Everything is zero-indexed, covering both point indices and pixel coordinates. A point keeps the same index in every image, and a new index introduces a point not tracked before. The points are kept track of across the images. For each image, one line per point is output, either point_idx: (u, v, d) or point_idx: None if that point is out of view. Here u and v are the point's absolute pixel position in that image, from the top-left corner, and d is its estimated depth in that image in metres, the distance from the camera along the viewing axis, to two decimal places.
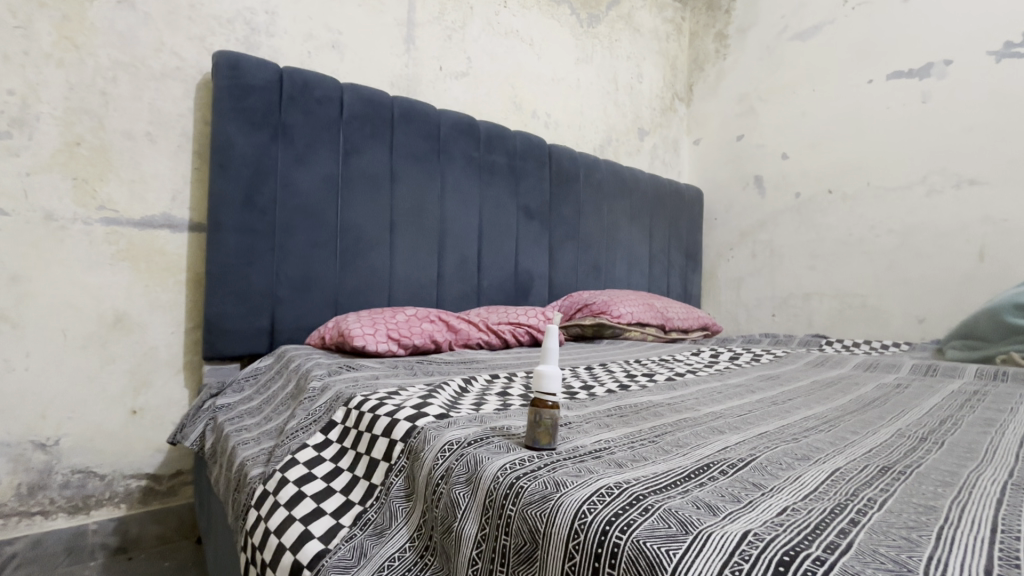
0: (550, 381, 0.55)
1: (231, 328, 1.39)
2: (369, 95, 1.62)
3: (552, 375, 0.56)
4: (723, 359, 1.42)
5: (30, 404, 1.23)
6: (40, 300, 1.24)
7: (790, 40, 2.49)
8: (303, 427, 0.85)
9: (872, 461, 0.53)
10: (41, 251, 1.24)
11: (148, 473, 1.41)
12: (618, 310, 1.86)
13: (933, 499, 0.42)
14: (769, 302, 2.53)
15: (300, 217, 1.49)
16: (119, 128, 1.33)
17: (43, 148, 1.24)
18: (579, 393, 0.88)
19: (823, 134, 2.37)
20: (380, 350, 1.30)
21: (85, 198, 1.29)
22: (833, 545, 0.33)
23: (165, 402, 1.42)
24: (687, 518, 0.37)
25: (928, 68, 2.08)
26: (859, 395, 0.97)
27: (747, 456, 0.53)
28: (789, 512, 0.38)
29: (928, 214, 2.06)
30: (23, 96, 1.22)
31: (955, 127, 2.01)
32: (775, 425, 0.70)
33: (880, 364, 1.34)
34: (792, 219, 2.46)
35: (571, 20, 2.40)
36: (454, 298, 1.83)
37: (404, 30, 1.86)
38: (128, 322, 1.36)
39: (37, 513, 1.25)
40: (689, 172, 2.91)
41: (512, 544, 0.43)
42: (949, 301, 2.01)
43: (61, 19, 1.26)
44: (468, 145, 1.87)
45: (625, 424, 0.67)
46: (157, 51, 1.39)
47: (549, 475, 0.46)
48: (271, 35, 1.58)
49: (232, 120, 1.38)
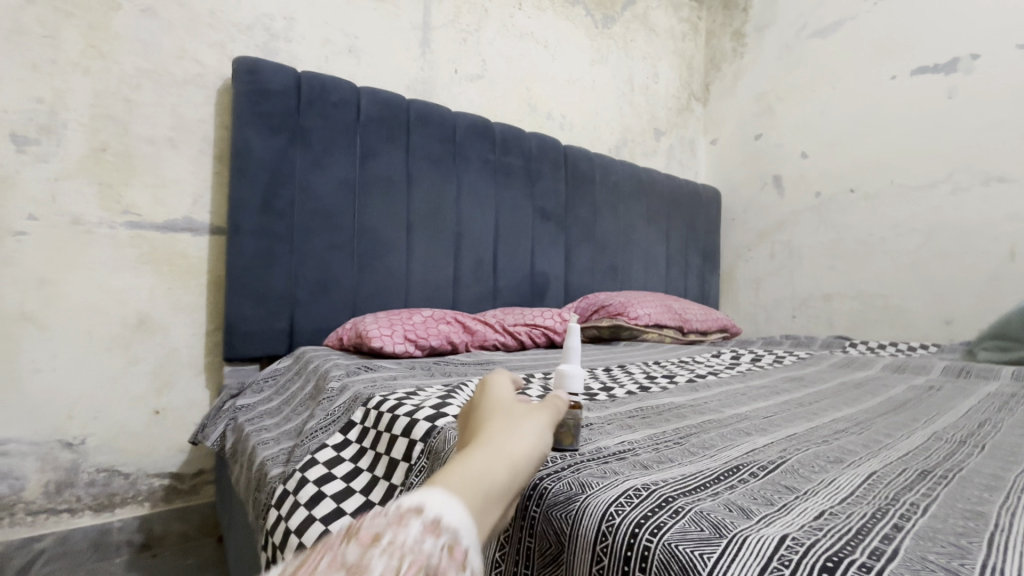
0: (569, 377, 0.55)
1: (252, 329, 1.41)
2: (385, 99, 1.63)
3: (569, 373, 0.55)
4: (744, 360, 1.39)
5: (58, 404, 1.26)
6: (67, 302, 1.27)
7: (808, 38, 2.45)
8: (323, 427, 0.85)
9: (911, 464, 0.51)
10: (69, 254, 1.27)
11: (171, 472, 1.43)
12: (635, 311, 1.84)
13: (980, 504, 0.40)
14: (788, 303, 2.48)
15: (319, 220, 1.51)
16: (142, 134, 1.36)
17: (69, 154, 1.27)
18: (599, 394, 0.87)
19: (844, 132, 2.32)
20: (398, 351, 1.30)
21: (110, 203, 1.32)
22: (878, 551, 0.31)
23: (188, 402, 1.44)
24: (719, 521, 0.36)
25: (954, 63, 2.02)
26: (888, 396, 0.94)
27: (778, 457, 0.52)
28: (827, 516, 0.37)
29: (954, 212, 2.00)
30: (51, 104, 1.25)
31: (981, 123, 1.95)
32: (803, 427, 0.68)
33: (909, 366, 1.30)
34: (812, 219, 2.41)
35: (586, 21, 2.39)
36: (471, 299, 1.82)
37: (420, 34, 1.87)
38: (151, 324, 1.38)
39: (64, 510, 1.28)
40: (705, 173, 2.88)
41: (536, 546, 0.42)
42: (977, 301, 1.95)
43: (86, 27, 1.29)
44: (484, 147, 1.87)
45: (647, 425, 0.66)
46: (178, 58, 1.41)
47: (573, 477, 0.45)
48: (289, 41, 1.60)
49: (252, 125, 1.40)
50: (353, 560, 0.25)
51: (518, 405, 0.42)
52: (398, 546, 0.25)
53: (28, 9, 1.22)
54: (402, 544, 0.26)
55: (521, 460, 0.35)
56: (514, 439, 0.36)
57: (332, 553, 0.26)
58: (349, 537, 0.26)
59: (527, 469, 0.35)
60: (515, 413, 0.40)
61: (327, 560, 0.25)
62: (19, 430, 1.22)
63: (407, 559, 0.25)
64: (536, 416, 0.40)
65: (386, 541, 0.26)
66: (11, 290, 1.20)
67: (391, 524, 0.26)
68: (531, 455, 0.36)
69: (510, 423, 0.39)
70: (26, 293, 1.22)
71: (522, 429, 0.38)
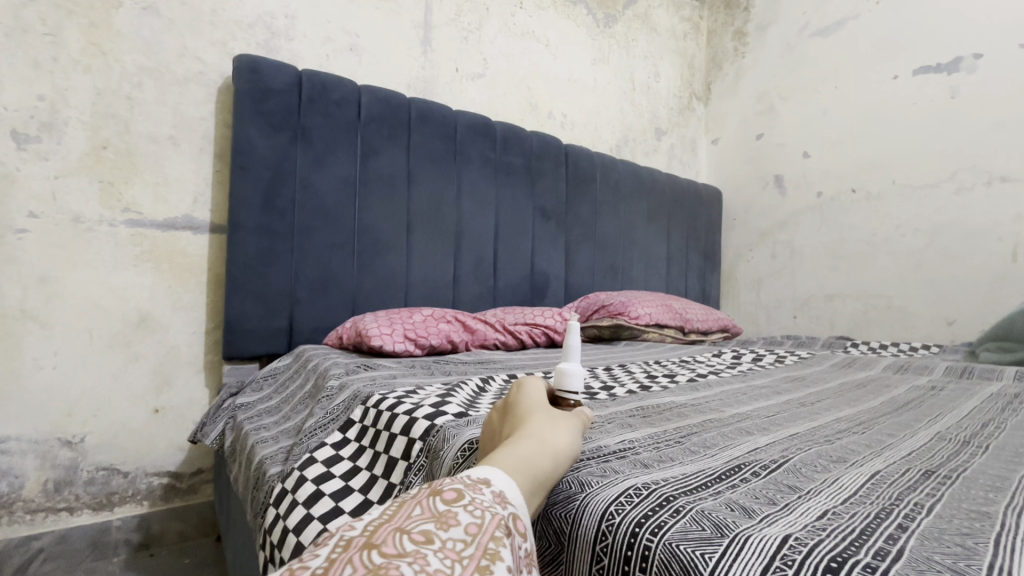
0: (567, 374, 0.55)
1: (251, 328, 1.40)
2: (386, 97, 1.63)
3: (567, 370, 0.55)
4: (745, 360, 1.39)
5: (57, 402, 1.26)
6: (67, 300, 1.26)
7: (811, 37, 2.44)
8: (322, 426, 0.85)
9: (914, 464, 0.51)
10: (69, 252, 1.27)
11: (170, 471, 1.42)
12: (636, 311, 1.83)
13: (986, 505, 0.39)
14: (789, 303, 2.47)
15: (320, 218, 1.50)
16: (144, 132, 1.36)
17: (70, 152, 1.27)
18: (599, 394, 0.87)
19: (847, 132, 2.31)
20: (398, 350, 1.30)
21: (110, 200, 1.31)
22: (882, 551, 0.31)
23: (187, 401, 1.44)
24: (721, 521, 0.35)
25: (958, 62, 2.01)
26: (891, 397, 0.93)
27: (780, 457, 0.51)
28: (830, 516, 0.36)
29: (957, 212, 1.99)
30: (52, 101, 1.25)
31: (985, 123, 1.94)
32: (805, 426, 0.68)
33: (912, 366, 1.29)
34: (814, 219, 2.40)
35: (588, 20, 2.38)
36: (471, 298, 1.82)
37: (421, 32, 1.86)
38: (151, 322, 1.37)
39: (64, 508, 1.27)
40: (706, 172, 2.87)
41: (535, 546, 0.41)
42: (980, 302, 1.94)
43: (88, 25, 1.28)
44: (485, 146, 1.86)
45: (648, 424, 0.66)
46: (180, 56, 1.41)
47: (573, 475, 0.44)
48: (290, 39, 1.60)
49: (253, 123, 1.39)
50: (443, 509, 0.32)
51: (554, 408, 0.50)
52: (478, 503, 0.33)
53: (29, 6, 1.22)
54: (480, 503, 0.33)
55: (559, 455, 0.43)
56: (551, 437, 0.44)
57: (424, 502, 0.32)
58: (435, 492, 0.33)
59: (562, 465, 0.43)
60: (553, 414, 0.48)
61: (421, 507, 0.32)
62: (19, 428, 1.21)
63: (485, 513, 0.32)
64: (569, 420, 0.48)
65: (469, 498, 0.33)
66: (11, 288, 1.20)
67: (471, 489, 0.34)
68: (566, 454, 0.44)
69: (550, 421, 0.47)
70: (26, 290, 1.22)
71: (558, 430, 0.46)
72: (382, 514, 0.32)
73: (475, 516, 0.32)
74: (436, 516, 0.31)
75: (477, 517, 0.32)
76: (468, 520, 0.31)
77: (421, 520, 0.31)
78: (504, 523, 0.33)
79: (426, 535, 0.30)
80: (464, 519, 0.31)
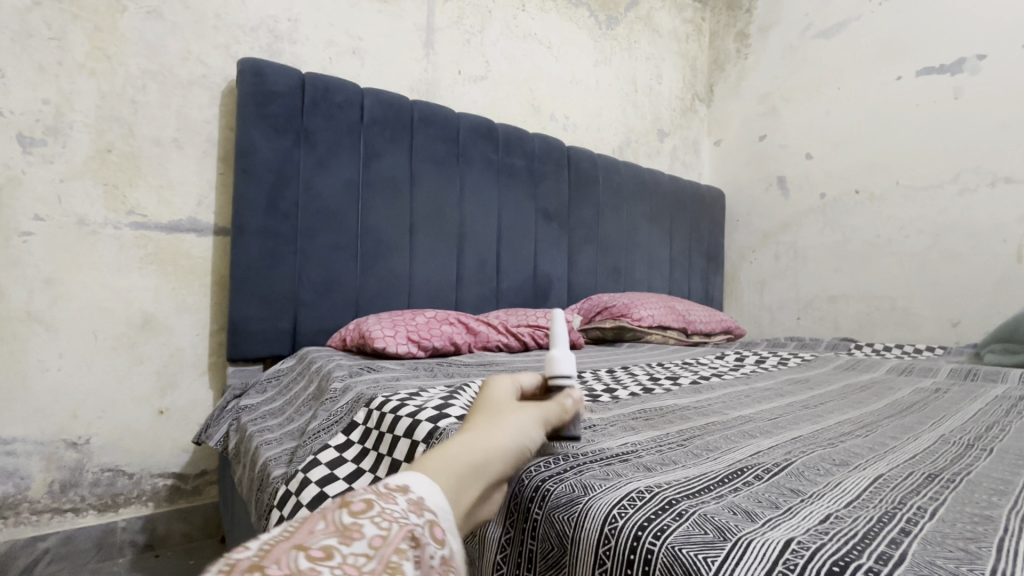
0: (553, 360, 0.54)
1: (255, 330, 1.41)
2: (388, 100, 1.63)
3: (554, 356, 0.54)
4: (748, 362, 1.39)
5: (62, 404, 1.26)
6: (73, 303, 1.27)
7: (813, 38, 2.44)
8: (325, 428, 0.85)
9: (917, 468, 0.51)
10: (74, 255, 1.27)
11: (174, 472, 1.43)
12: (638, 313, 1.83)
13: (989, 508, 0.39)
14: (793, 305, 2.47)
15: (323, 221, 1.51)
16: (148, 135, 1.37)
17: (75, 155, 1.28)
18: (602, 396, 0.87)
19: (849, 133, 2.30)
20: (401, 352, 1.30)
21: (115, 203, 1.32)
22: (884, 556, 0.31)
23: (191, 402, 1.44)
24: (723, 524, 0.36)
25: (961, 64, 2.01)
26: (894, 399, 0.93)
27: (783, 460, 0.51)
28: (833, 520, 0.36)
29: (961, 213, 1.99)
30: (58, 105, 1.26)
31: (989, 124, 1.94)
32: (808, 429, 0.68)
33: (916, 368, 1.29)
34: (817, 220, 2.39)
35: (590, 22, 2.39)
36: (474, 300, 1.82)
37: (423, 35, 1.87)
38: (156, 324, 1.38)
39: (69, 510, 1.28)
40: (709, 174, 2.87)
41: (538, 549, 0.41)
42: (984, 303, 1.93)
43: (92, 29, 1.29)
44: (487, 148, 1.87)
45: (651, 427, 0.66)
46: (183, 60, 1.42)
47: (576, 479, 0.44)
48: (293, 42, 1.60)
49: (256, 126, 1.40)
50: (348, 521, 0.29)
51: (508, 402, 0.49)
52: (387, 515, 0.30)
53: (34, 10, 1.23)
54: (391, 514, 0.30)
55: (494, 451, 0.42)
56: (491, 435, 0.43)
57: (329, 513, 0.30)
58: (343, 503, 0.31)
59: (502, 458, 0.42)
60: (502, 410, 0.47)
61: (324, 519, 0.29)
62: (24, 430, 1.22)
63: (394, 524, 0.30)
64: (519, 412, 0.47)
65: (378, 509, 0.30)
66: (17, 291, 1.21)
67: (383, 499, 0.31)
68: (505, 448, 0.42)
69: (495, 418, 0.46)
70: (32, 292, 1.22)
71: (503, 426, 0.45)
72: (282, 528, 0.29)
73: (382, 528, 0.29)
74: (338, 528, 0.29)
75: (384, 529, 0.29)
76: (373, 532, 0.29)
77: (321, 532, 0.28)
78: (417, 533, 0.30)
79: (325, 551, 0.27)
80: (369, 531, 0.29)
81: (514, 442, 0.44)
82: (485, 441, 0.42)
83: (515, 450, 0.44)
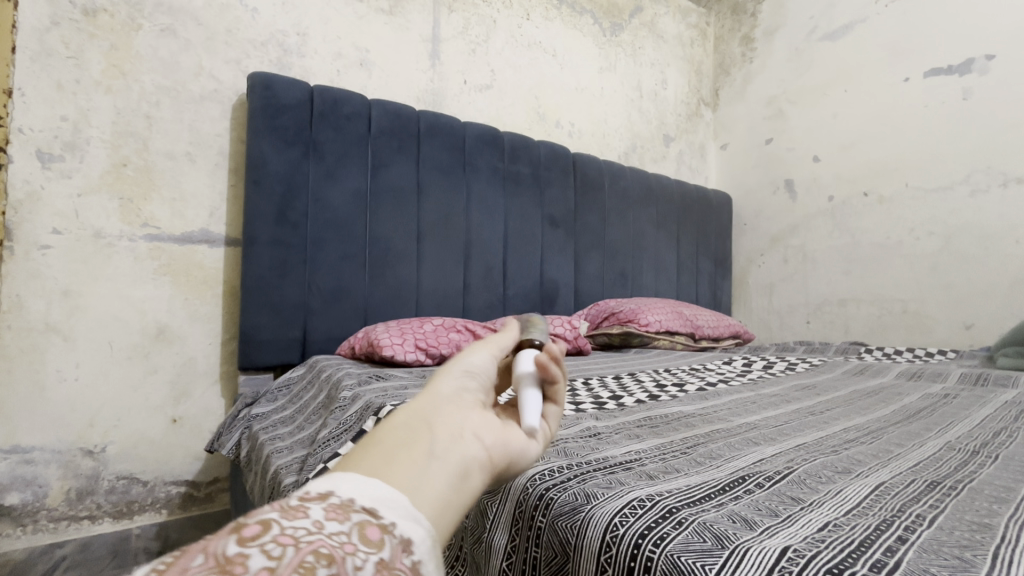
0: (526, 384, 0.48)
1: (266, 339, 1.43)
2: (396, 110, 1.66)
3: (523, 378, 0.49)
4: (756, 368, 1.38)
5: (80, 413, 1.29)
6: (90, 314, 1.30)
7: (819, 41, 2.44)
8: (335, 437, 0.87)
9: (919, 475, 0.51)
10: (91, 266, 1.30)
11: (187, 480, 1.45)
12: (645, 318, 1.83)
13: (988, 517, 0.40)
14: (803, 309, 2.45)
15: (332, 231, 1.53)
16: (161, 149, 1.40)
17: (91, 170, 1.31)
18: (608, 403, 0.87)
19: (857, 135, 2.29)
20: (409, 360, 1.32)
21: (130, 216, 1.35)
22: (879, 564, 0.32)
23: (204, 411, 1.47)
24: (722, 532, 0.36)
25: (969, 64, 1.99)
26: (902, 405, 0.92)
27: (785, 468, 0.51)
28: (831, 528, 0.37)
29: (973, 215, 1.96)
30: (75, 121, 1.29)
31: (999, 124, 1.91)
32: (814, 437, 0.68)
33: (924, 373, 1.28)
34: (825, 223, 2.38)
35: (594, 29, 2.41)
36: (482, 307, 1.84)
37: (429, 46, 1.90)
38: (169, 334, 1.41)
39: (85, 517, 1.31)
40: (716, 178, 2.89)
41: (542, 556, 0.43)
42: (998, 305, 1.90)
43: (109, 47, 1.33)
44: (494, 156, 1.89)
45: (655, 435, 0.66)
46: (196, 75, 1.46)
47: (579, 487, 0.45)
48: (302, 55, 1.64)
49: (267, 139, 1.43)
50: (233, 554, 0.27)
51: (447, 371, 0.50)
52: (284, 538, 0.28)
53: (52, 30, 1.27)
54: (289, 536, 0.29)
55: (426, 409, 0.43)
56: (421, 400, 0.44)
57: (211, 547, 0.28)
58: (232, 532, 0.29)
59: (440, 404, 0.43)
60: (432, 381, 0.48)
61: (204, 555, 0.27)
62: (42, 438, 1.25)
63: (291, 548, 0.28)
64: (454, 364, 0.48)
65: (273, 534, 0.28)
66: (36, 303, 1.24)
67: (284, 519, 0.30)
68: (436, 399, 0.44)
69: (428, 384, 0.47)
70: (50, 304, 1.26)
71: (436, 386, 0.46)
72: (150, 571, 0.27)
73: (273, 557, 0.27)
74: (219, 565, 0.26)
75: (276, 557, 0.27)
76: (260, 565, 0.27)
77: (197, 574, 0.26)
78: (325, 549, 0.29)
79: None
80: (255, 565, 0.27)
81: (455, 380, 0.46)
82: (426, 398, 0.44)
83: (464, 386, 0.46)
